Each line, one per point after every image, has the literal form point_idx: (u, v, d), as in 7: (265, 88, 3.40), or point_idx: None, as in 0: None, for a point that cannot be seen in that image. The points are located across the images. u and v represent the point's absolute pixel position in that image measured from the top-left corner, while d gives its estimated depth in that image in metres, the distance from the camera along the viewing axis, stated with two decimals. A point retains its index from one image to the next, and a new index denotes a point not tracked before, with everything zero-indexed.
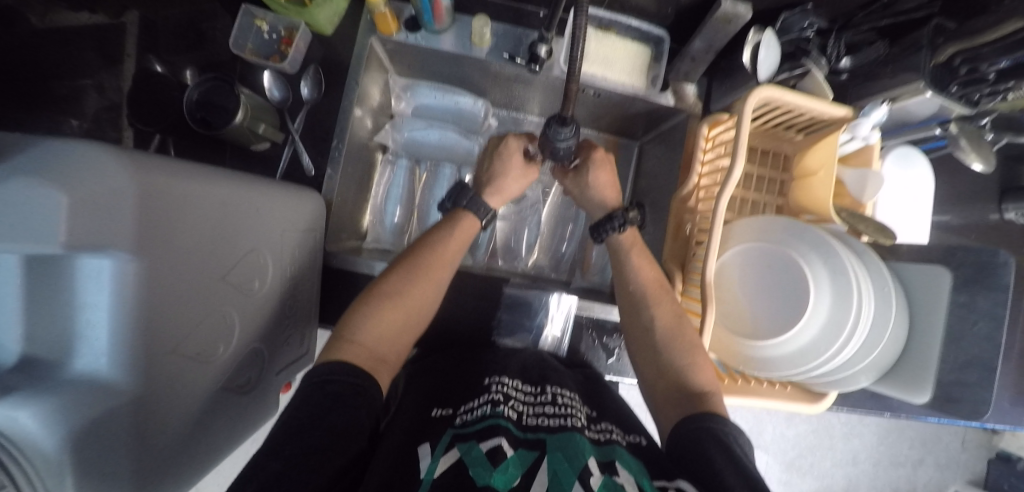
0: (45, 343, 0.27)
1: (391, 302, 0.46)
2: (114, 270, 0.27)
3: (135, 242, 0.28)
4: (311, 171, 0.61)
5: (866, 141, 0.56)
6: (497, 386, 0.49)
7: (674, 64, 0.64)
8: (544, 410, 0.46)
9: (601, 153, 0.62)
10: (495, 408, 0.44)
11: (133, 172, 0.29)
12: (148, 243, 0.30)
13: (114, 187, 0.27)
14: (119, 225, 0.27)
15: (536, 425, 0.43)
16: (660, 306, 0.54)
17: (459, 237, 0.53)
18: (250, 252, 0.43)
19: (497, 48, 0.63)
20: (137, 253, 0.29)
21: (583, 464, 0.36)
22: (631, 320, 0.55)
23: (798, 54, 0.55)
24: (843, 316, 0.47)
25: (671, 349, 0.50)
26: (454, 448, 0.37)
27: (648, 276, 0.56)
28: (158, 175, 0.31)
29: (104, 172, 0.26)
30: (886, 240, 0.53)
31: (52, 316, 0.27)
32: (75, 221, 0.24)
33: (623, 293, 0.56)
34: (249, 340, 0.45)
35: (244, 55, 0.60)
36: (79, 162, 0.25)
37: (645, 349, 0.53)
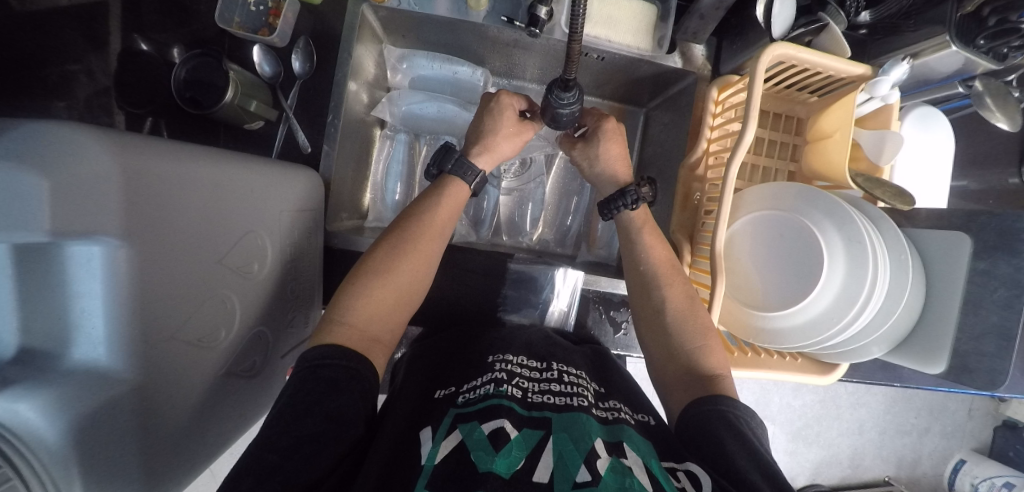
0: (43, 333, 0.26)
1: (379, 281, 0.44)
2: (105, 255, 0.27)
3: (121, 227, 0.28)
4: (307, 148, 0.60)
5: (884, 100, 0.53)
6: (501, 364, 0.49)
7: (682, 22, 0.61)
8: (550, 387, 0.46)
9: (612, 124, 0.59)
10: (498, 387, 0.44)
11: (116, 156, 0.28)
12: (136, 228, 0.29)
13: (97, 169, 0.26)
14: (103, 209, 0.27)
15: (542, 403, 0.43)
16: (673, 288, 0.52)
17: (448, 208, 0.50)
18: (248, 234, 0.42)
19: (494, 12, 0.60)
20: (123, 238, 0.28)
21: (590, 446, 0.36)
22: (642, 301, 0.54)
23: (814, 7, 0.52)
24: (857, 285, 0.46)
25: (680, 326, 0.50)
26: (455, 431, 0.37)
27: (660, 256, 0.55)
28: (142, 158, 0.30)
29: (88, 152, 0.26)
30: (904, 205, 0.50)
31: (46, 307, 0.26)
32: (59, 207, 0.24)
33: (635, 273, 0.55)
34: (253, 324, 0.44)
35: (231, 27, 0.56)
36: (62, 143, 0.25)
37: (654, 328, 0.52)
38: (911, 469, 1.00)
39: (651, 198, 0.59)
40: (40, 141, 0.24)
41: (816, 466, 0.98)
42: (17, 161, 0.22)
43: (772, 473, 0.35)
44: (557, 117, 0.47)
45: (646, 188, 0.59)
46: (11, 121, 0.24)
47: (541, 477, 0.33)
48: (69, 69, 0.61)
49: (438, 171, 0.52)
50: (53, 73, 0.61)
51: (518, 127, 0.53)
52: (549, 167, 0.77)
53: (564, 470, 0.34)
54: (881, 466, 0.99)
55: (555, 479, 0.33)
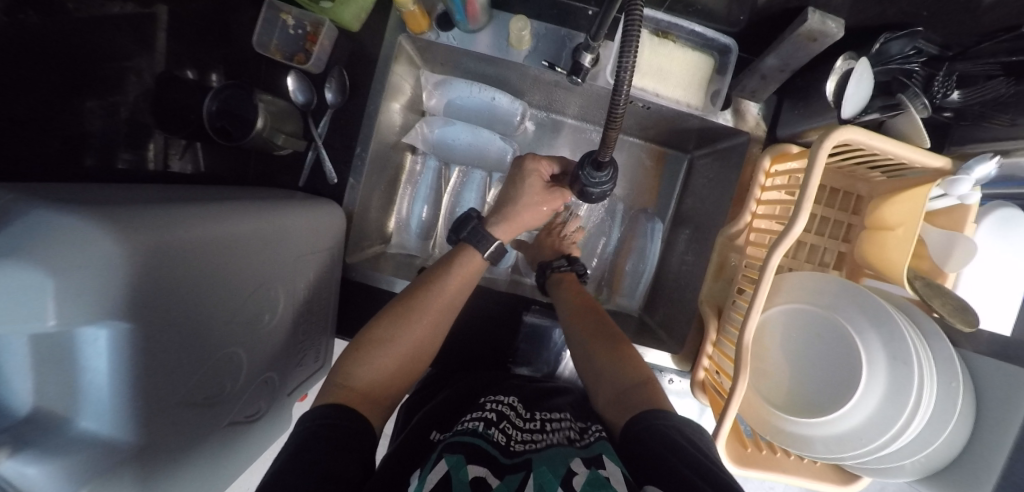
0: (55, 397, 0.26)
1: (386, 348, 0.45)
2: (112, 336, 0.27)
3: (129, 307, 0.28)
4: (333, 178, 0.60)
5: (962, 200, 0.46)
6: (494, 404, 0.49)
7: (740, 79, 0.57)
8: (532, 435, 0.45)
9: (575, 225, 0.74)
10: (485, 428, 0.43)
11: (121, 238, 0.28)
12: (145, 304, 0.29)
13: (106, 254, 0.27)
14: (115, 291, 0.27)
15: (522, 450, 0.41)
16: (581, 322, 0.56)
17: (463, 278, 0.49)
18: (260, 287, 0.43)
19: (536, 53, 0.57)
20: (133, 318, 0.28)
21: (567, 469, 0.37)
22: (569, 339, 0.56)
23: (894, 86, 0.47)
24: (896, 410, 0.42)
25: (602, 359, 0.51)
26: (442, 461, 0.37)
27: (575, 304, 0.59)
28: (148, 232, 0.30)
29: (92, 240, 0.27)
30: (966, 326, 0.44)
31: (57, 377, 0.26)
32: (62, 302, 0.24)
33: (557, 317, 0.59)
34: (260, 370, 0.45)
35: (270, 54, 0.57)
36: (74, 238, 0.26)
37: (583, 363, 0.53)
38: None
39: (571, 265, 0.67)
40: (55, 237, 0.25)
41: None
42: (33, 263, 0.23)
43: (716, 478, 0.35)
44: (587, 193, 0.44)
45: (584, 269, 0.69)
46: (43, 217, 0.26)
47: None
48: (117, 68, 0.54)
49: (456, 238, 0.54)
50: (108, 69, 0.53)
51: (543, 196, 0.52)
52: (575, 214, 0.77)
53: None
54: None
55: None
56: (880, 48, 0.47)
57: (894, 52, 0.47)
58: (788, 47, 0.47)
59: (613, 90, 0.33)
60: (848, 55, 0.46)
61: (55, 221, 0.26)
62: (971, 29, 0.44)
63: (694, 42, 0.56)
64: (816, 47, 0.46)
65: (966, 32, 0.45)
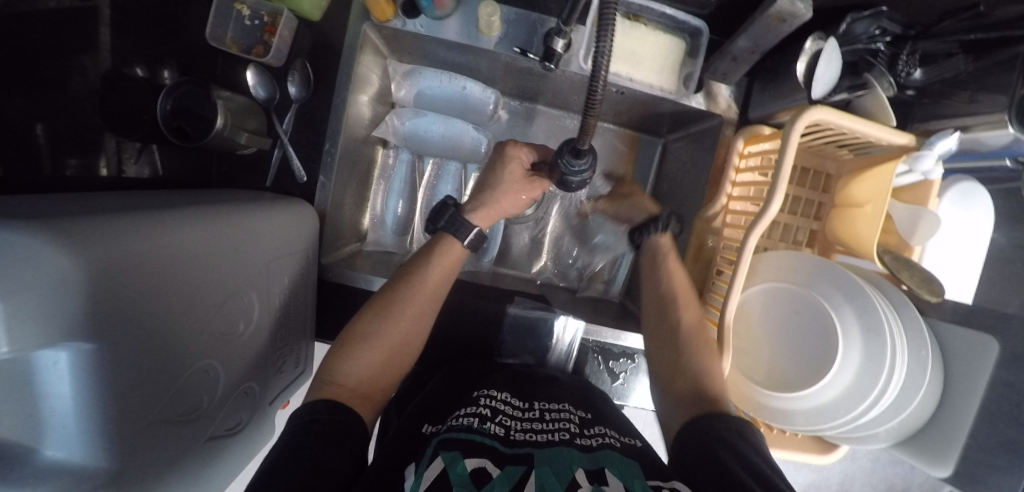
0: (14, 424, 0.24)
1: (369, 344, 0.43)
2: (72, 357, 0.25)
3: (95, 327, 0.26)
4: (302, 177, 0.57)
5: (926, 175, 0.48)
6: (486, 399, 0.47)
7: (712, 62, 0.57)
8: (533, 425, 0.44)
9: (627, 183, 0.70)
10: (480, 423, 0.42)
11: (82, 252, 0.25)
12: (111, 322, 0.27)
13: (64, 270, 0.24)
14: (80, 310, 0.25)
15: (523, 441, 0.41)
16: (687, 310, 0.53)
17: (442, 270, 0.48)
18: (234, 293, 0.40)
19: (508, 40, 0.55)
20: (101, 337, 0.26)
21: (572, 478, 0.35)
22: (660, 315, 0.54)
23: (861, 66, 0.48)
24: (871, 382, 0.43)
25: (691, 350, 0.49)
26: (438, 459, 0.36)
27: (679, 282, 0.56)
28: (109, 241, 0.28)
29: (41, 257, 0.24)
30: (932, 296, 0.46)
31: (15, 402, 0.24)
32: (15, 329, 0.22)
33: (654, 292, 0.56)
34: (238, 381, 0.43)
35: (225, 47, 0.54)
36: (30, 257, 0.23)
37: (667, 347, 0.51)
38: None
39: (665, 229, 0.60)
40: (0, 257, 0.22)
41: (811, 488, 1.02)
42: None
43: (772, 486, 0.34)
44: (566, 182, 0.43)
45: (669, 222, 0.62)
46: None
47: None
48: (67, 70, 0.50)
49: (433, 228, 0.52)
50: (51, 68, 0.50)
51: (524, 185, 0.51)
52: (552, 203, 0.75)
53: None
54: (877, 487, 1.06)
55: None
56: (846, 31, 0.47)
57: (861, 33, 0.47)
58: (758, 28, 0.47)
59: (590, 76, 0.32)
60: (817, 36, 0.46)
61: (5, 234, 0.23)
62: (931, 6, 0.45)
63: (665, 24, 0.55)
64: (786, 27, 0.46)
65: (926, 11, 0.46)
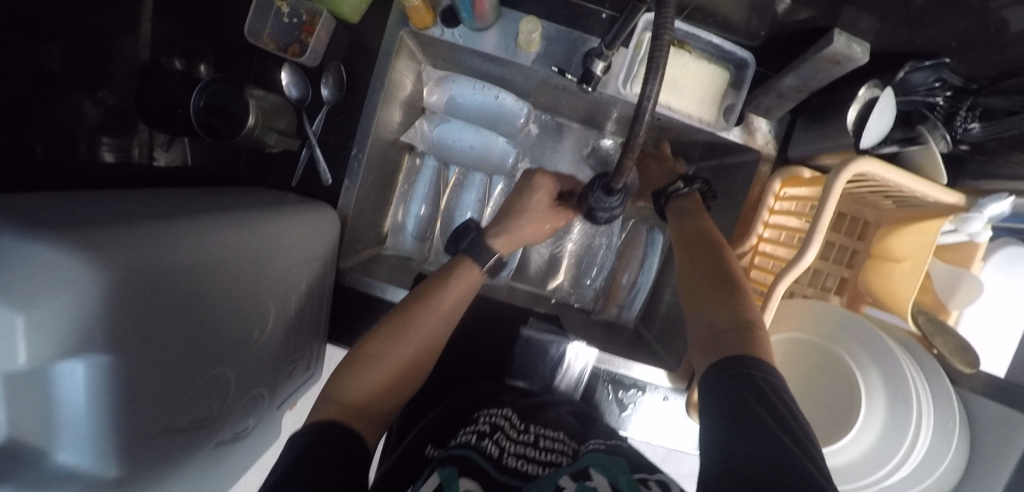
0: (27, 435, 0.22)
1: (378, 363, 0.43)
2: (91, 368, 0.24)
3: (109, 338, 0.25)
4: (327, 179, 0.57)
5: (971, 237, 0.46)
6: (488, 417, 0.48)
7: (755, 95, 0.55)
8: (526, 452, 0.43)
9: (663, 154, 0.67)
10: (478, 441, 0.42)
11: (99, 262, 0.25)
12: (124, 330, 0.27)
13: (85, 282, 0.24)
14: (99, 322, 0.25)
15: (513, 469, 0.40)
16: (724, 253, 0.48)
17: (459, 292, 0.47)
18: (252, 302, 0.41)
19: (545, 57, 0.54)
20: (116, 349, 0.26)
21: (555, 485, 0.36)
22: (689, 259, 0.48)
23: (914, 118, 0.47)
24: (891, 449, 0.41)
25: (726, 292, 0.43)
26: (433, 476, 0.36)
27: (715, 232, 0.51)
28: (126, 251, 0.27)
29: (59, 264, 0.23)
30: (966, 368, 0.44)
31: (30, 410, 0.22)
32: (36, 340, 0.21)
33: (687, 235, 0.51)
34: (249, 385, 0.43)
35: (261, 43, 0.53)
36: (53, 270, 0.23)
37: (698, 287, 0.45)
38: None
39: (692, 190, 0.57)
40: (22, 263, 0.22)
41: None
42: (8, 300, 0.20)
43: (804, 473, 0.27)
44: (593, 215, 0.42)
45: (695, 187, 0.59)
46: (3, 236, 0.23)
47: None
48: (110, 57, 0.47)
49: (454, 249, 0.53)
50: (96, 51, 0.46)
51: (549, 214, 0.52)
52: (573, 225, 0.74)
53: None
54: None
55: None
56: (902, 80, 0.46)
57: (916, 83, 0.46)
58: (810, 67, 0.45)
59: (636, 106, 0.30)
60: (873, 83, 0.45)
61: (26, 246, 0.23)
62: (1003, 62, 0.42)
63: (711, 53, 0.53)
64: (839, 70, 0.44)
65: (991, 68, 0.44)
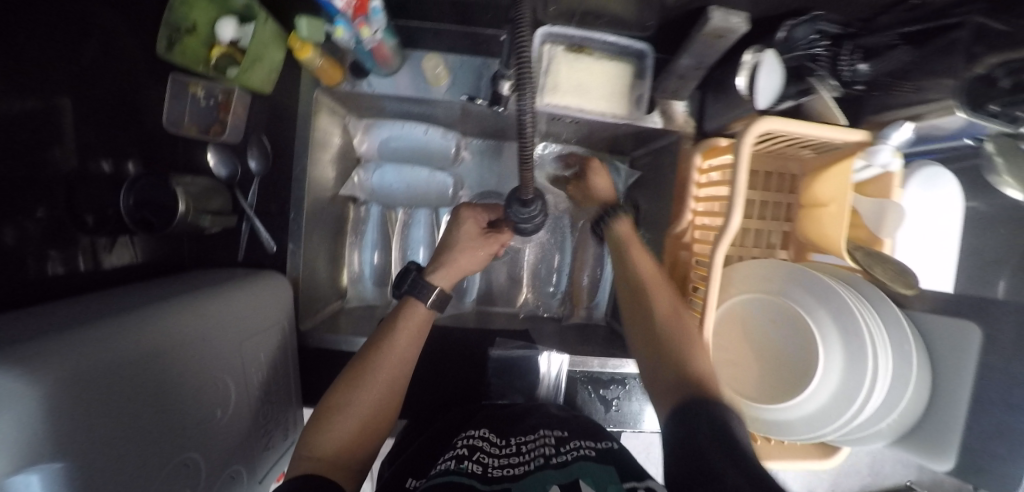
0: None
1: (344, 414, 0.41)
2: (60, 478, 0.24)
3: (63, 446, 0.24)
4: (271, 247, 0.57)
5: (885, 168, 0.48)
6: (465, 441, 0.48)
7: (659, 80, 0.57)
8: (510, 460, 0.44)
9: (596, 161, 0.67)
10: (458, 464, 0.42)
11: (41, 371, 0.24)
12: (79, 438, 0.25)
13: (24, 391, 0.23)
14: (57, 433, 0.24)
15: (501, 478, 0.40)
16: (660, 296, 0.51)
17: (408, 332, 0.47)
18: (210, 380, 0.40)
19: (457, 86, 0.56)
20: (78, 458, 0.25)
21: None
22: (635, 316, 0.52)
23: (804, 71, 0.47)
24: (857, 386, 0.43)
25: (669, 339, 0.46)
26: None
27: (648, 269, 0.54)
28: (71, 354, 0.27)
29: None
30: (908, 290, 0.45)
31: None
32: None
33: (625, 291, 0.54)
34: (224, 462, 0.42)
35: (181, 130, 0.55)
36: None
37: (645, 366, 0.48)
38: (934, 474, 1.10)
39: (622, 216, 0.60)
40: None
41: (834, 481, 1.08)
42: None
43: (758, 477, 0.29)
44: (519, 228, 0.43)
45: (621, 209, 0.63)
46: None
47: None
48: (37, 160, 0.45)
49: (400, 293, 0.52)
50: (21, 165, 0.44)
51: (481, 241, 0.54)
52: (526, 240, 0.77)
53: None
54: (902, 472, 1.09)
55: None
56: (786, 38, 0.47)
57: (801, 39, 0.46)
58: (698, 45, 0.48)
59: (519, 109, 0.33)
60: (755, 48, 0.46)
61: None
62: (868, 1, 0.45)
63: (610, 51, 0.56)
64: (724, 42, 0.47)
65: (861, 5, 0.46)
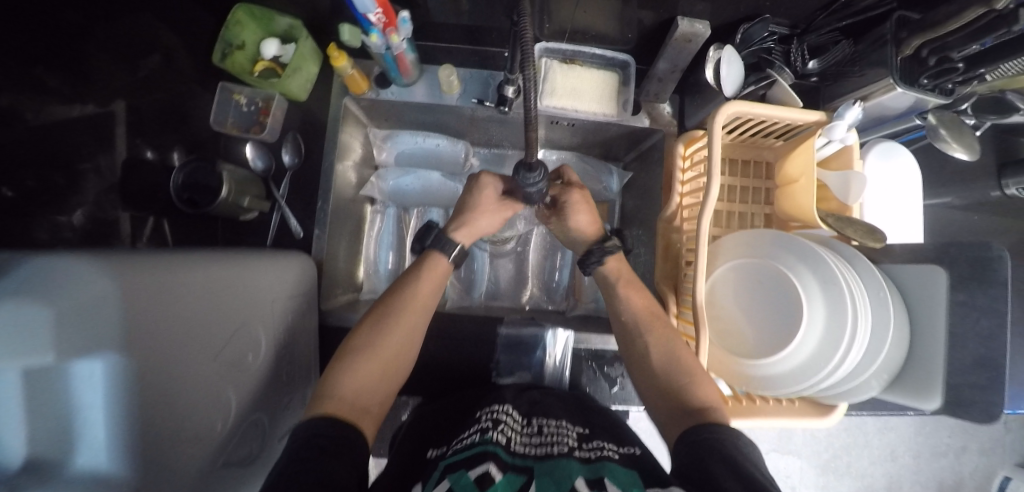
0: (44, 441, 0.26)
1: (367, 354, 0.47)
2: (107, 370, 0.29)
3: (122, 340, 0.31)
4: (299, 234, 0.65)
5: (844, 142, 0.55)
6: (490, 414, 0.48)
7: (643, 85, 0.66)
8: (534, 439, 0.46)
9: (578, 193, 0.63)
10: (484, 434, 0.43)
11: (115, 274, 0.32)
12: (130, 338, 0.32)
13: (98, 285, 0.30)
14: (121, 328, 0.31)
15: (524, 453, 0.43)
16: (654, 335, 0.53)
17: (430, 282, 0.55)
18: (241, 327, 0.46)
19: (466, 93, 0.65)
20: (134, 353, 0.32)
21: (570, 484, 0.36)
22: (627, 346, 0.55)
23: (762, 64, 0.57)
24: (840, 328, 0.47)
25: (669, 369, 0.50)
26: (444, 480, 0.36)
27: (639, 304, 0.57)
28: (138, 272, 0.35)
29: (78, 276, 0.30)
30: (876, 244, 0.52)
31: (51, 416, 0.26)
32: (62, 332, 0.27)
33: (618, 324, 0.57)
34: (248, 410, 0.47)
35: (226, 130, 0.64)
36: (68, 280, 0.29)
37: (644, 374, 0.52)
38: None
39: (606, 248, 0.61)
40: (50, 277, 0.28)
41: None
42: (32, 297, 0.26)
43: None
44: (527, 194, 0.50)
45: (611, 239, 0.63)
46: (23, 264, 0.29)
47: None
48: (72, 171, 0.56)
49: (420, 247, 0.60)
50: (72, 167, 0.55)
51: (496, 206, 0.61)
52: (527, 242, 0.81)
53: None
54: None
55: None
56: (745, 36, 0.56)
57: (756, 36, 0.56)
58: (672, 50, 0.57)
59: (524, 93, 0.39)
60: (717, 46, 0.55)
61: (64, 267, 0.30)
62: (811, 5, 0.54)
63: (599, 62, 0.66)
64: (693, 46, 0.56)
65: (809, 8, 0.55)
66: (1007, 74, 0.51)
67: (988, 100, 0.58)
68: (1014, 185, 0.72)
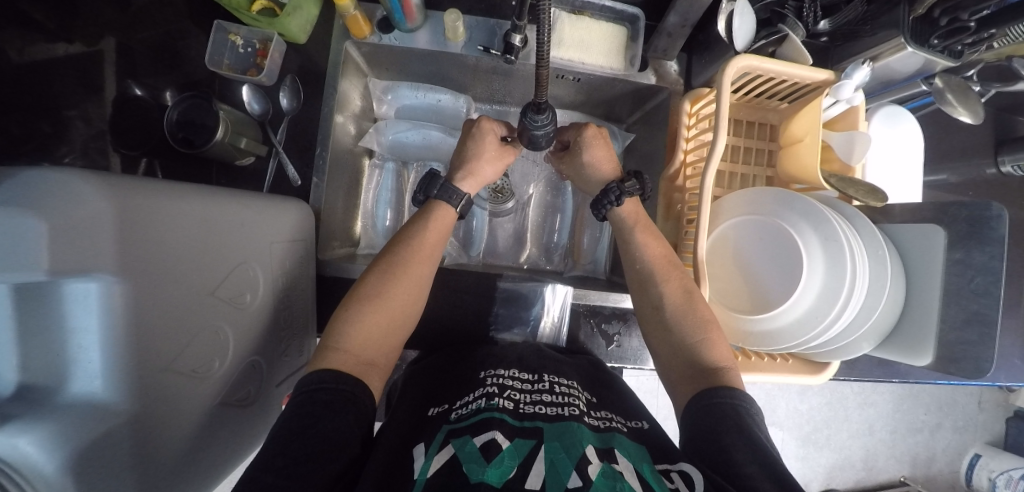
0: (42, 369, 0.26)
1: (369, 299, 0.47)
2: (104, 290, 0.27)
3: (118, 263, 0.28)
4: (297, 181, 0.64)
5: (850, 103, 0.55)
6: (494, 378, 0.48)
7: (652, 42, 0.65)
8: (541, 398, 0.45)
9: (593, 129, 0.61)
10: (489, 400, 0.43)
11: (106, 191, 0.28)
12: (130, 262, 0.29)
13: (92, 199, 0.26)
14: (119, 251, 0.28)
15: (533, 413, 0.41)
16: (668, 284, 0.52)
17: (436, 230, 0.55)
18: (239, 265, 0.44)
19: (472, 42, 0.64)
20: (127, 276, 0.29)
21: (580, 453, 0.35)
22: (641, 299, 0.54)
23: (774, 19, 0.55)
24: (838, 284, 0.47)
25: (681, 324, 0.49)
26: (448, 445, 0.36)
27: (655, 253, 0.55)
28: (133, 192, 0.31)
29: (67, 187, 0.25)
30: (877, 203, 0.53)
31: (47, 343, 0.26)
32: (58, 248, 0.24)
33: (632, 273, 0.56)
34: (246, 353, 0.46)
35: (221, 69, 0.61)
36: (59, 189, 0.25)
37: (656, 327, 0.52)
38: (927, 467, 1.09)
39: (642, 190, 0.59)
40: (38, 187, 0.24)
41: (830, 469, 1.07)
42: (20, 207, 0.23)
43: (782, 477, 0.33)
44: (534, 138, 0.49)
45: (631, 181, 0.58)
46: (13, 170, 0.25)
47: (534, 484, 0.32)
48: (60, 115, 0.59)
49: (425, 197, 0.58)
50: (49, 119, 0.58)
51: (499, 152, 0.61)
52: (528, 202, 0.81)
53: (556, 478, 0.33)
54: (895, 467, 1.08)
55: (546, 485, 0.32)
56: None
57: None
58: (683, 4, 0.55)
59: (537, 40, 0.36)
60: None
61: (45, 176, 0.25)
62: None
63: (608, 15, 0.64)
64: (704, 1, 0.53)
65: None
66: (1015, 41, 0.52)
67: (992, 68, 0.59)
68: (1010, 161, 0.72)
